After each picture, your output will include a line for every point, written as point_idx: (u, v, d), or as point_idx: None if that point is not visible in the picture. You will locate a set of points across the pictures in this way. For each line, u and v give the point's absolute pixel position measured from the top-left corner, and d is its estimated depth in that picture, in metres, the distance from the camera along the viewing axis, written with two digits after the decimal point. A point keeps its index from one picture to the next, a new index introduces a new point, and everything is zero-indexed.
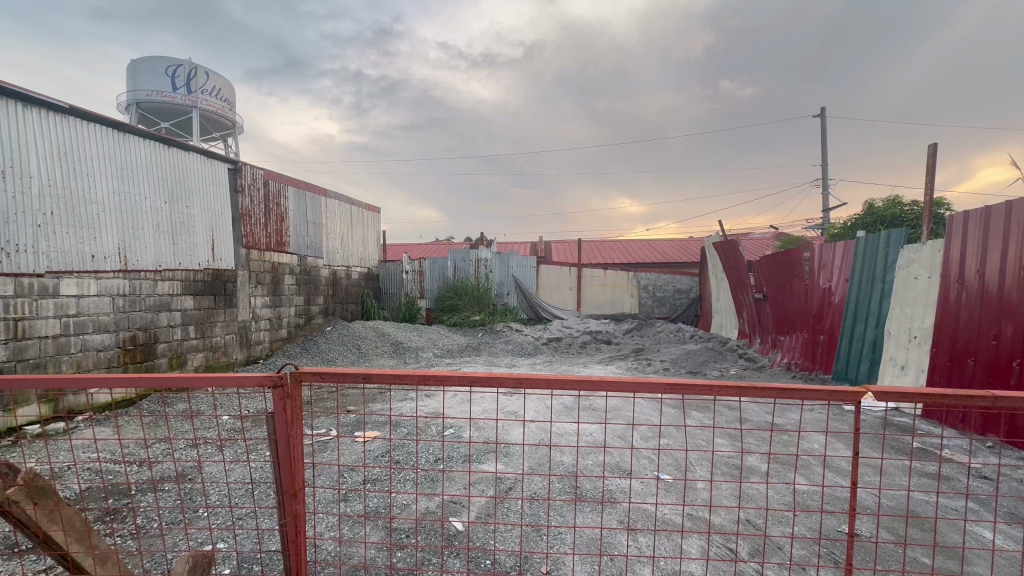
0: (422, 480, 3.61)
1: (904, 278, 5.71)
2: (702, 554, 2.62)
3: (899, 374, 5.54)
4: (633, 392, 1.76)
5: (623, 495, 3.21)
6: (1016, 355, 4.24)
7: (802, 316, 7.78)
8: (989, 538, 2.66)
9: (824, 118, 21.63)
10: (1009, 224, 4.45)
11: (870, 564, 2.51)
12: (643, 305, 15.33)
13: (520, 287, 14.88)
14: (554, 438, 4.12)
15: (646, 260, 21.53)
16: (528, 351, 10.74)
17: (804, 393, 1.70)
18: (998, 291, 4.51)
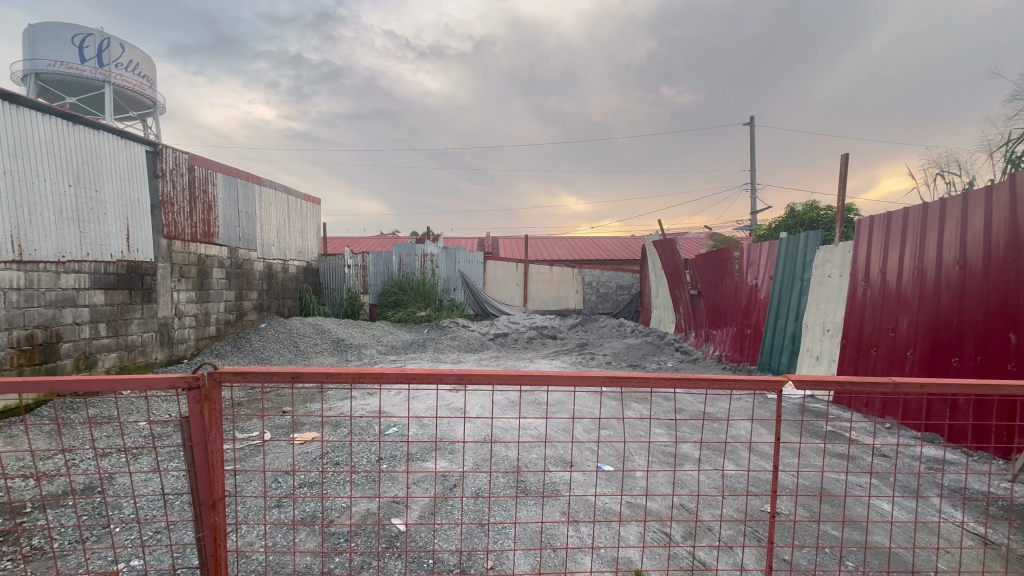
0: (361, 482, 3.49)
1: (819, 276, 6.23)
2: (639, 540, 2.72)
3: (815, 364, 6.05)
4: (574, 386, 1.76)
5: (565, 487, 3.27)
6: (911, 345, 4.75)
7: (732, 311, 8.30)
8: (888, 510, 2.96)
9: (754, 126, 23.15)
10: (906, 228, 4.97)
11: (789, 541, 2.71)
12: (588, 301, 15.72)
13: (466, 282, 14.80)
14: (498, 433, 4.12)
15: (590, 257, 22.14)
16: (475, 347, 10.71)
17: (731, 382, 1.79)
18: (896, 287, 5.02)
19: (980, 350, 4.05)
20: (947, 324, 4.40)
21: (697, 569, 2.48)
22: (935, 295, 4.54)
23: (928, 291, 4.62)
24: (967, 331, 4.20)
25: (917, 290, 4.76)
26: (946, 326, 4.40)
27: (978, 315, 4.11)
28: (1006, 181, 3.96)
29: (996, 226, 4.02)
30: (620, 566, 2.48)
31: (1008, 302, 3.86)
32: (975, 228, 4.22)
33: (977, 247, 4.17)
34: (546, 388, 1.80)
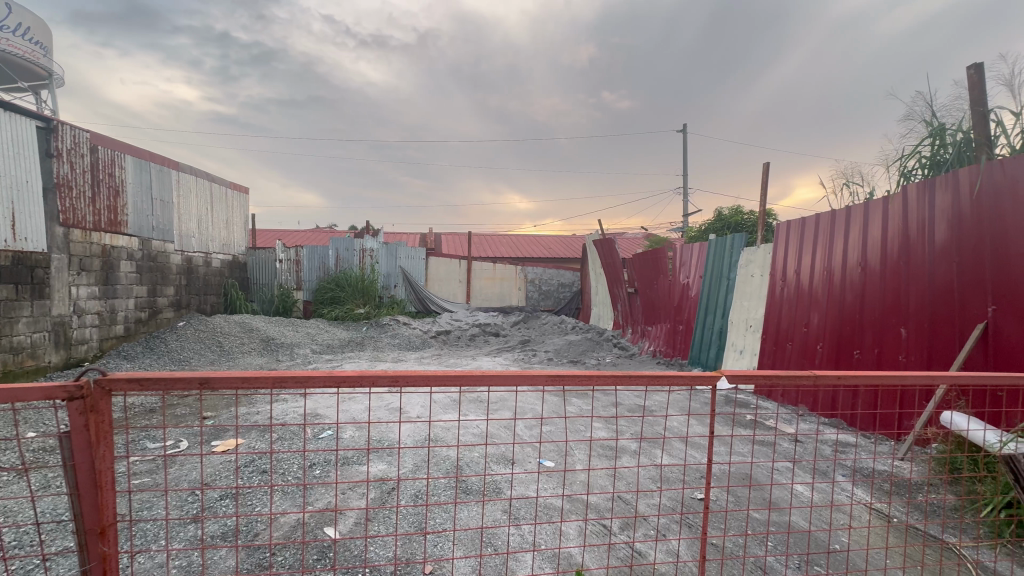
0: (291, 491, 3.24)
1: (744, 274, 6.67)
2: (579, 535, 2.75)
3: (739, 358, 6.46)
4: (515, 386, 1.68)
5: (507, 485, 3.24)
6: (821, 339, 5.19)
7: (665, 308, 8.69)
8: (804, 493, 3.20)
9: (686, 133, 24.51)
10: (817, 233, 5.43)
11: (718, 527, 2.85)
12: (530, 299, 15.86)
13: (408, 279, 14.45)
14: (440, 434, 4.02)
15: (533, 255, 22.40)
16: (416, 345, 10.46)
17: (669, 378, 1.80)
18: (809, 287, 5.46)
19: (877, 343, 4.50)
20: (850, 320, 4.85)
21: (636, 562, 2.52)
22: (841, 294, 4.99)
23: (836, 290, 5.07)
24: (867, 326, 4.65)
25: (826, 289, 5.21)
26: (850, 321, 4.85)
27: (877, 311, 4.56)
28: (899, 192, 4.43)
29: (890, 232, 4.49)
30: (561, 564, 2.47)
31: (900, 300, 4.31)
32: (873, 234, 4.68)
33: (876, 251, 4.62)
34: (487, 388, 1.71)
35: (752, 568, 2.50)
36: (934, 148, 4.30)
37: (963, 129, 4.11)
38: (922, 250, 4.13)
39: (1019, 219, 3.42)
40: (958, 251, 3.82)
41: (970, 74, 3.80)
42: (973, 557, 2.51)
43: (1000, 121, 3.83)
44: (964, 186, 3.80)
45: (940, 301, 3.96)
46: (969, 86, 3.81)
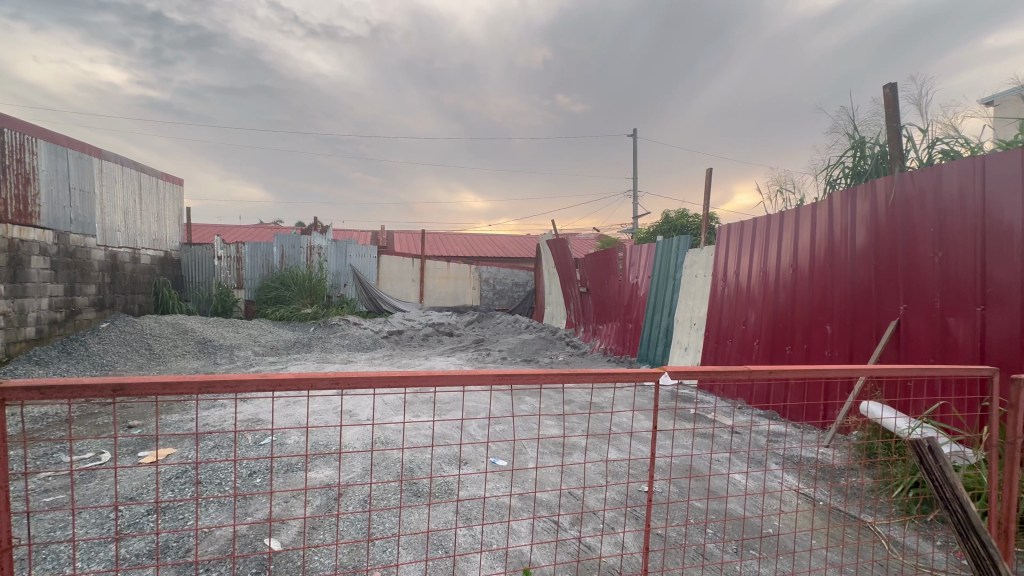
0: (228, 502, 3.06)
1: (688, 275, 6.98)
2: (529, 532, 2.76)
3: (684, 354, 6.75)
4: (462, 385, 1.64)
5: (459, 486, 3.20)
6: (757, 336, 5.51)
7: (616, 307, 8.95)
8: (741, 481, 3.38)
9: (637, 138, 25.30)
10: (754, 237, 5.76)
11: (663, 518, 2.95)
12: (484, 298, 15.81)
13: (358, 278, 14.03)
14: (392, 436, 3.95)
15: (488, 255, 22.37)
16: (367, 346, 10.18)
17: (615, 376, 1.82)
18: (747, 287, 5.79)
19: (806, 339, 4.84)
20: (783, 318, 5.18)
21: (584, 557, 2.56)
22: (775, 293, 5.33)
23: (770, 290, 5.40)
24: (797, 323, 4.99)
25: (761, 288, 5.54)
26: (782, 319, 5.19)
27: (806, 310, 4.90)
28: (825, 200, 4.78)
29: (817, 237, 4.84)
30: (510, 564, 2.47)
31: (826, 299, 4.66)
32: (803, 238, 5.02)
33: (805, 253, 4.96)
34: (434, 388, 1.67)
35: (693, 556, 2.61)
36: (855, 159, 4.66)
37: (880, 142, 4.49)
38: (845, 254, 4.48)
39: (925, 226, 3.78)
40: (875, 255, 4.17)
41: (885, 93, 4.16)
42: (886, 533, 2.75)
43: (910, 137, 4.21)
44: (880, 195, 4.16)
45: (860, 300, 4.30)
46: (885, 104, 4.17)
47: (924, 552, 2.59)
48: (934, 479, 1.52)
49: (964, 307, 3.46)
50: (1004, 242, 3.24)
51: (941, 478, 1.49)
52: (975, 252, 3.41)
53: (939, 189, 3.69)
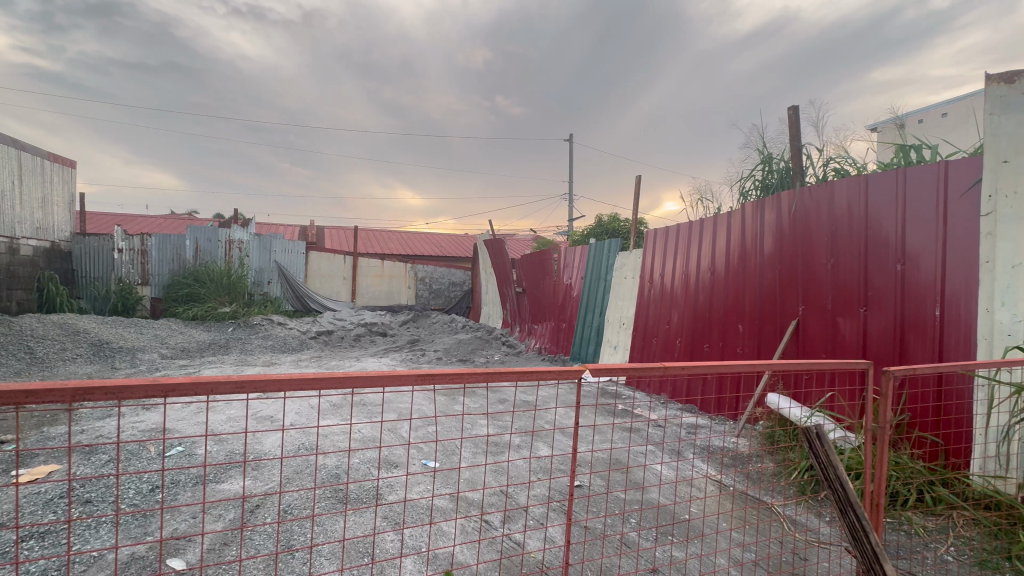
0: (125, 521, 2.76)
1: (618, 277, 7.29)
2: (461, 533, 2.74)
3: (613, 352, 7.05)
4: (383, 387, 1.56)
5: (389, 491, 3.13)
6: (679, 335, 5.87)
7: (550, 307, 9.15)
8: (661, 471, 3.60)
9: (573, 143, 25.95)
10: (677, 241, 6.14)
11: (591, 510, 3.06)
12: (420, 297, 15.49)
13: (283, 275, 13.23)
14: (317, 443, 3.79)
15: (424, 254, 21.95)
16: (293, 347, 9.59)
17: (540, 374, 1.77)
18: (670, 288, 6.15)
19: (722, 338, 5.23)
20: (702, 318, 5.56)
21: (515, 553, 2.59)
22: (695, 295, 5.70)
23: (691, 291, 5.77)
24: (713, 323, 5.38)
25: (683, 290, 5.91)
26: (701, 319, 5.57)
27: (721, 310, 5.29)
28: (739, 209, 5.19)
29: (731, 243, 5.25)
30: (431, 567, 2.41)
31: (738, 301, 5.06)
32: (719, 244, 5.42)
33: (721, 257, 5.36)
34: (353, 390, 1.57)
35: (617, 544, 2.73)
36: (764, 173, 5.11)
37: (785, 159, 4.95)
38: (754, 259, 4.90)
39: (821, 235, 4.21)
40: (780, 260, 4.59)
41: (789, 114, 4.60)
42: (784, 513, 3.03)
43: (809, 155, 4.68)
44: (784, 207, 4.60)
45: (767, 302, 4.72)
46: (789, 124, 4.60)
47: (813, 527, 2.89)
48: (820, 462, 1.70)
49: (850, 308, 3.90)
50: (883, 252, 3.70)
51: (826, 460, 1.68)
52: (860, 259, 3.86)
53: (831, 203, 4.14)
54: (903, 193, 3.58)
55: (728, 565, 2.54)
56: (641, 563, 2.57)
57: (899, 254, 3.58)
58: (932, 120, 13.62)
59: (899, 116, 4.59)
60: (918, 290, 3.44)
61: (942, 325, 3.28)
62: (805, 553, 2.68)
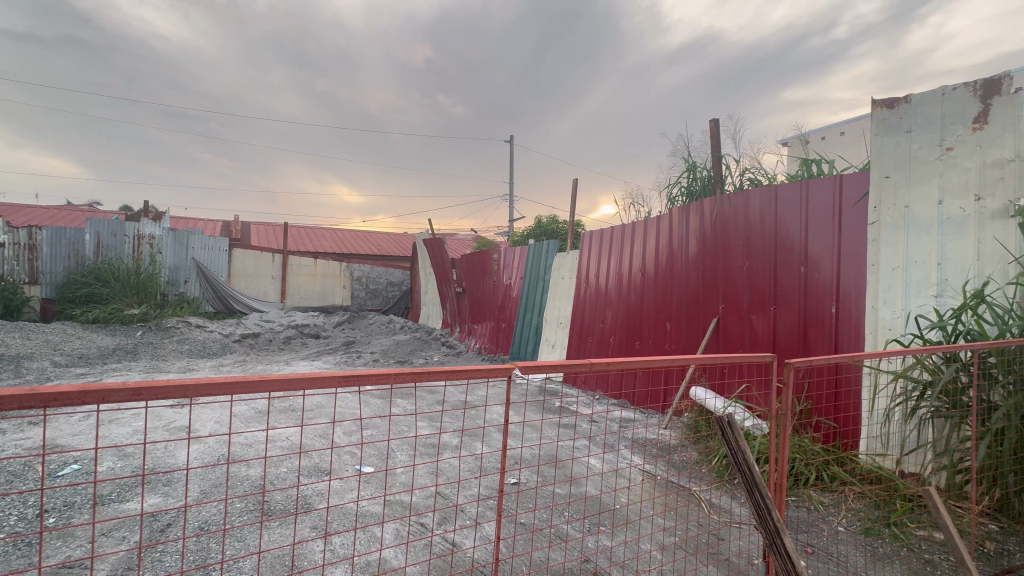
0: (3, 551, 2.44)
1: (556, 277, 7.46)
2: (397, 537, 2.69)
3: (551, 351, 7.21)
4: (304, 390, 1.47)
5: (319, 499, 3.00)
6: (613, 333, 6.11)
7: (490, 307, 9.19)
8: (595, 464, 3.75)
9: (513, 145, 26.21)
10: (611, 243, 6.40)
11: (526, 504, 3.14)
12: (356, 297, 14.93)
13: (203, 274, 12.24)
14: (240, 453, 3.55)
15: (360, 252, 21.19)
16: (213, 351, 8.89)
17: (469, 373, 1.71)
18: (605, 288, 6.39)
19: (652, 334, 5.52)
20: (634, 316, 5.82)
21: (451, 553, 2.58)
22: (627, 295, 5.96)
23: (624, 291, 6.03)
24: (644, 321, 5.66)
25: (616, 290, 6.17)
26: (632, 317, 5.84)
27: (651, 309, 5.58)
28: (667, 214, 5.50)
29: (660, 246, 5.55)
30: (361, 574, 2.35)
31: (666, 300, 5.36)
32: (649, 246, 5.71)
33: (652, 259, 5.65)
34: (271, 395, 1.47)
35: (552, 537, 2.82)
36: (689, 180, 5.44)
37: (707, 168, 5.30)
38: (680, 260, 5.22)
39: (737, 239, 4.57)
40: (702, 262, 4.93)
41: (711, 126, 4.94)
42: (705, 497, 3.26)
43: (727, 165, 5.06)
44: (706, 212, 4.94)
45: (691, 301, 5.04)
46: (711, 135, 4.95)
47: (729, 509, 3.13)
48: (731, 448, 1.85)
49: (762, 306, 4.26)
50: (789, 256, 4.07)
51: (735, 446, 1.83)
52: (771, 262, 4.23)
53: (747, 209, 4.50)
54: (806, 202, 3.97)
55: (652, 549, 2.69)
56: (572, 553, 2.67)
57: (802, 258, 3.96)
58: (833, 137, 15.16)
59: (804, 133, 5.07)
60: (818, 290, 3.82)
61: (837, 321, 3.66)
62: (721, 533, 2.89)
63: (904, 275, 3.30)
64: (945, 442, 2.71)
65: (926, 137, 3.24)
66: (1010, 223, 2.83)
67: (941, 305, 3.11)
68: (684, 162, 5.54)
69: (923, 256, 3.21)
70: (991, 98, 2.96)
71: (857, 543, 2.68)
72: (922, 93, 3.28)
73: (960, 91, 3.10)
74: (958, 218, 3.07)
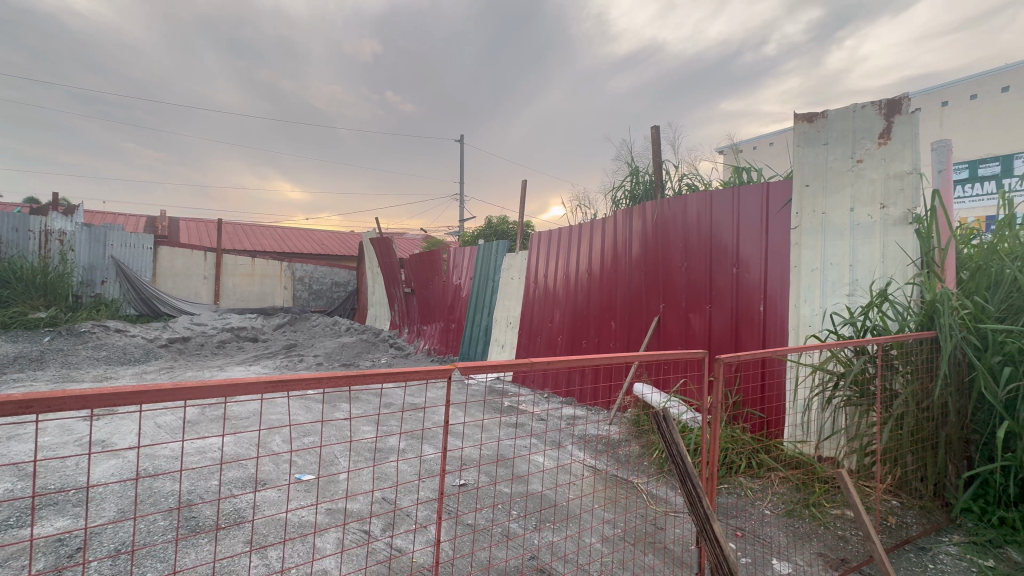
0: None
1: (505, 277, 7.51)
2: (336, 546, 2.60)
3: (500, 351, 7.23)
4: (226, 398, 1.37)
5: (252, 511, 2.85)
6: (561, 332, 6.22)
7: (439, 307, 9.09)
8: (540, 462, 3.82)
9: (463, 145, 26.13)
10: (559, 243, 6.52)
11: (471, 505, 3.14)
12: (298, 298, 14.25)
13: (123, 273, 11.22)
14: (162, 467, 3.29)
15: (303, 251, 20.26)
16: (135, 357, 8.19)
17: (407, 375, 1.66)
18: (553, 287, 6.50)
19: (597, 333, 5.68)
20: (580, 316, 5.97)
21: (394, 559, 2.53)
22: (574, 294, 6.10)
23: (571, 291, 6.16)
24: (590, 320, 5.81)
25: (564, 289, 6.30)
26: (579, 316, 5.98)
27: (597, 308, 5.74)
28: (612, 216, 5.68)
29: (605, 247, 5.72)
30: None
31: (611, 300, 5.53)
32: (595, 247, 5.87)
33: (598, 259, 5.80)
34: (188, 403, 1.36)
35: (497, 537, 2.84)
36: (632, 184, 5.65)
37: (649, 172, 5.52)
38: (624, 261, 5.40)
39: (677, 241, 4.79)
40: (644, 263, 5.13)
41: (652, 133, 5.15)
42: (646, 489, 3.39)
43: (667, 170, 5.29)
44: (648, 214, 5.13)
45: (634, 301, 5.23)
46: (652, 141, 5.16)
47: (667, 499, 3.29)
48: (666, 440, 1.94)
49: (699, 305, 4.49)
50: (723, 257, 4.32)
51: (670, 438, 1.92)
52: (706, 263, 4.47)
53: (685, 213, 4.72)
54: (737, 207, 4.23)
55: (594, 542, 2.78)
56: (516, 550, 2.71)
57: (734, 259, 4.22)
58: (763, 148, 16.25)
59: (737, 143, 5.39)
60: (748, 289, 4.08)
61: (765, 318, 3.93)
62: (660, 522, 3.03)
63: (821, 276, 3.59)
64: (855, 428, 2.97)
65: (840, 150, 3.55)
66: (909, 229, 3.16)
67: (852, 303, 3.41)
68: (628, 165, 5.73)
69: (837, 258, 3.52)
70: (894, 116, 3.29)
71: (780, 524, 2.89)
72: (836, 109, 3.59)
73: (869, 109, 3.42)
74: (867, 224, 3.38)
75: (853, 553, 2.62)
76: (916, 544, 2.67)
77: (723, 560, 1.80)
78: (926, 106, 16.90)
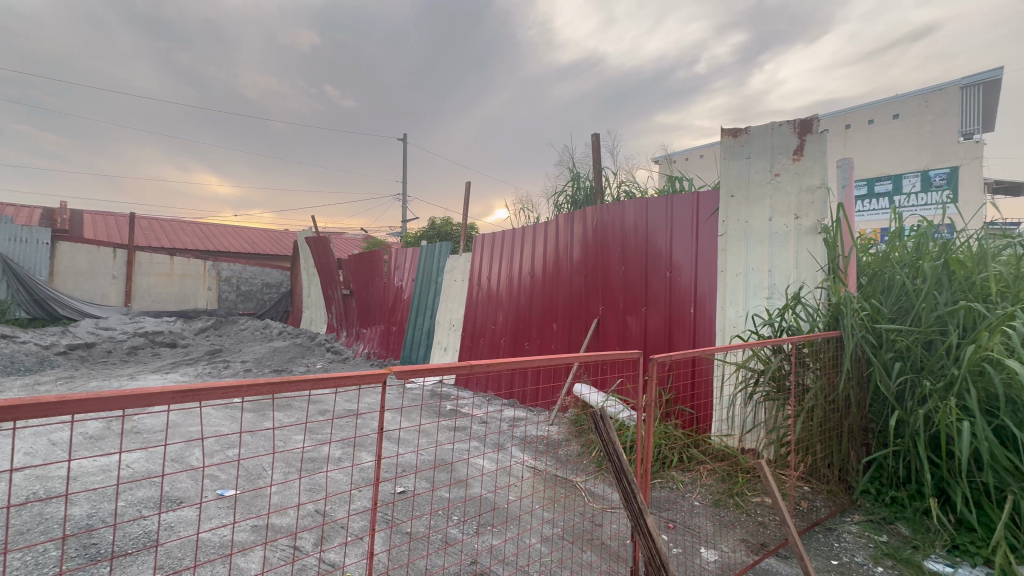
0: None
1: (448, 279, 7.41)
2: (260, 566, 2.43)
3: (443, 354, 7.12)
4: (124, 411, 1.20)
5: (163, 534, 2.60)
6: (504, 334, 6.24)
7: (380, 310, 8.81)
8: (481, 465, 3.80)
9: (407, 144, 25.59)
10: (502, 246, 6.54)
11: (409, 513, 3.06)
12: (224, 300, 13.19)
13: (9, 267, 9.93)
14: (55, 490, 2.93)
15: (230, 250, 18.88)
16: (26, 366, 7.24)
17: (338, 380, 1.55)
18: (496, 289, 6.51)
19: (540, 335, 5.75)
20: (523, 317, 6.01)
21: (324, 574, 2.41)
22: (517, 296, 6.14)
23: (514, 293, 6.19)
24: (532, 322, 5.88)
25: (507, 291, 6.32)
26: (522, 318, 6.02)
27: (539, 310, 5.81)
28: (554, 220, 5.77)
29: (548, 250, 5.80)
30: None
31: (553, 302, 5.62)
32: (538, 250, 5.94)
33: (541, 262, 5.87)
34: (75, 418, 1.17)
35: (435, 544, 2.79)
36: (573, 189, 5.78)
37: (589, 178, 5.68)
38: (565, 264, 5.52)
39: (615, 246, 4.95)
40: (585, 267, 5.26)
41: (592, 140, 5.31)
42: (585, 487, 3.47)
43: (607, 177, 5.46)
44: (589, 219, 5.26)
45: (575, 303, 5.36)
46: (593, 148, 5.32)
47: (604, 495, 3.38)
48: (603, 439, 1.98)
49: (636, 308, 4.67)
50: (658, 262, 4.52)
51: (606, 436, 1.97)
52: (643, 268, 4.66)
53: (624, 219, 4.89)
54: (671, 214, 4.45)
55: (534, 542, 2.81)
56: (456, 556, 2.68)
57: (668, 264, 4.43)
58: (695, 159, 17.23)
59: (671, 153, 5.68)
60: (680, 293, 4.30)
61: (695, 320, 4.15)
62: (597, 518, 3.11)
63: (745, 280, 3.85)
64: (773, 421, 3.20)
65: (761, 164, 3.83)
66: (818, 238, 3.47)
67: (770, 305, 3.69)
68: (569, 170, 5.86)
69: (758, 264, 3.79)
70: (806, 135, 3.60)
71: (707, 513, 3.07)
72: (757, 126, 3.87)
73: (785, 127, 3.72)
74: (783, 232, 3.68)
75: (770, 537, 2.84)
76: (824, 525, 2.93)
77: (656, 552, 1.87)
78: (834, 128, 18.69)
